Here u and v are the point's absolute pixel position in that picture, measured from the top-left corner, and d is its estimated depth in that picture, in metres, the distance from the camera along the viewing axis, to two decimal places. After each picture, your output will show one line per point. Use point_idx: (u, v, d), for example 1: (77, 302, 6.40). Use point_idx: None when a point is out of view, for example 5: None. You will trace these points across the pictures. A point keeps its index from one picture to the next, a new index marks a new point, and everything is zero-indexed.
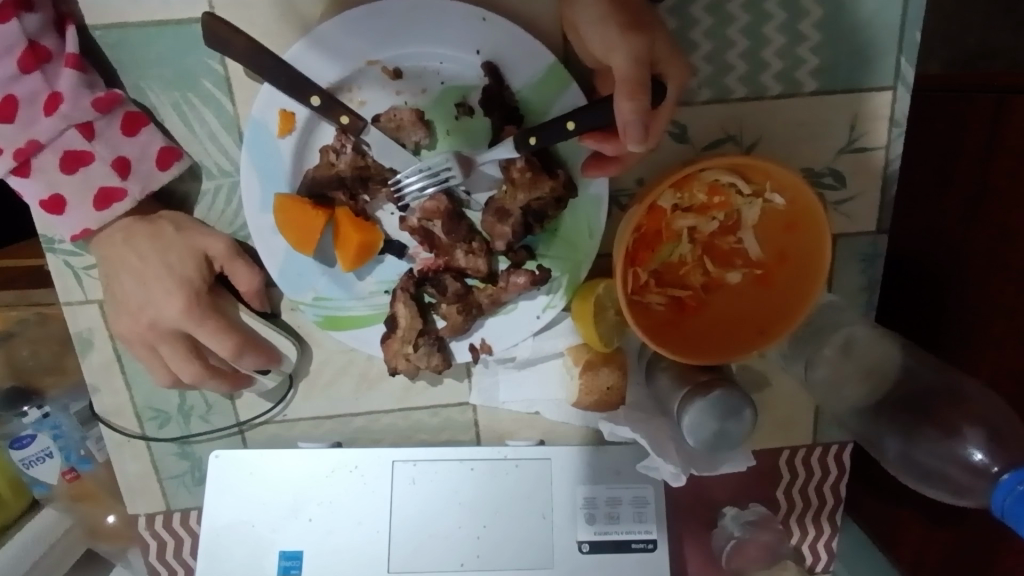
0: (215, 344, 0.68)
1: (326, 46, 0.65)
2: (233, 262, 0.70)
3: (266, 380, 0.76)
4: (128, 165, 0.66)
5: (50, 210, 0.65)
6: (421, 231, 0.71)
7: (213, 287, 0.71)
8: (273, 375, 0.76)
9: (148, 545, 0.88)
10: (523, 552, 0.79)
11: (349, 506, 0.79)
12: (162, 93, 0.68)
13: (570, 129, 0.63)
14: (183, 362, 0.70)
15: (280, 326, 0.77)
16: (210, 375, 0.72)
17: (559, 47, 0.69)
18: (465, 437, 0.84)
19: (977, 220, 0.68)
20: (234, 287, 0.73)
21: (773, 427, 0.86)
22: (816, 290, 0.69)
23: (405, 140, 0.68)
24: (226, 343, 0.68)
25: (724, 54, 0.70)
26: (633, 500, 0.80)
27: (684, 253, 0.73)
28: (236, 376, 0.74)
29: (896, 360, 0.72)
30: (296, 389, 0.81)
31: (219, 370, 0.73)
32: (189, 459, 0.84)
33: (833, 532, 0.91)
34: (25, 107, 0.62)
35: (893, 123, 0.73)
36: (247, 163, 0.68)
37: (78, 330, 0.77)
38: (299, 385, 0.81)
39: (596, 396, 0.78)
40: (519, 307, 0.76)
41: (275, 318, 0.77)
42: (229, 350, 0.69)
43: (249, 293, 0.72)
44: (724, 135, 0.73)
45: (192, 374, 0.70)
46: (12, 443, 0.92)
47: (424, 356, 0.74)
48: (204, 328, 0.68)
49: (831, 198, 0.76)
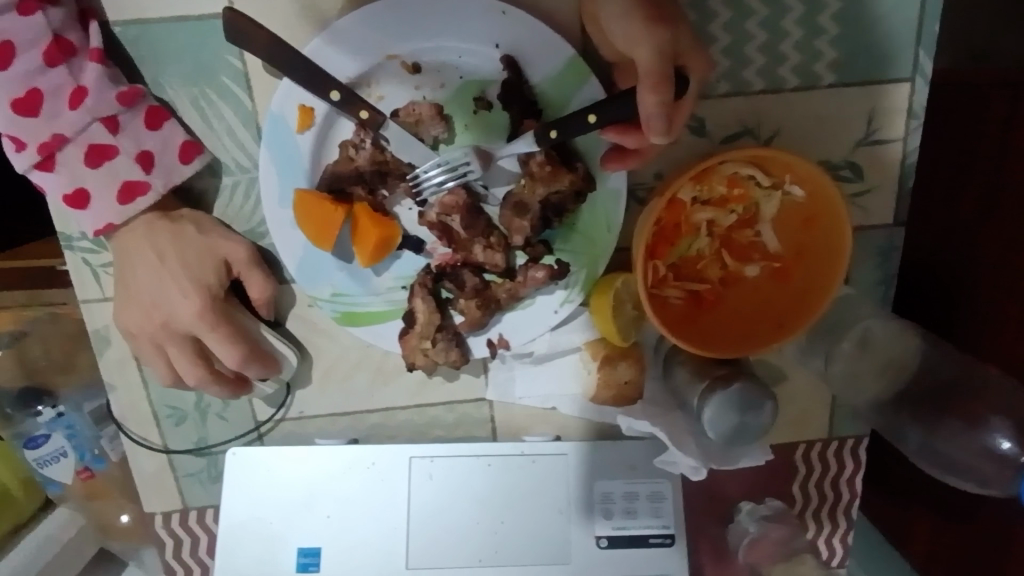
0: (222, 352, 0.68)
1: (345, 41, 0.65)
2: (250, 270, 0.71)
3: (266, 385, 0.77)
4: (151, 158, 0.66)
5: (72, 205, 0.65)
6: (439, 226, 0.71)
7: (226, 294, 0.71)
8: (271, 381, 0.77)
9: (164, 544, 0.88)
10: (540, 547, 0.78)
11: (365, 502, 0.79)
12: (181, 88, 0.68)
13: (591, 122, 0.63)
14: (189, 366, 0.70)
15: (283, 334, 0.78)
16: (213, 380, 0.71)
17: (578, 40, 0.69)
18: (481, 432, 0.84)
19: (989, 223, 0.68)
20: (246, 297, 0.74)
21: (788, 423, 0.85)
22: (836, 283, 0.69)
23: (423, 134, 0.68)
24: (232, 352, 0.68)
25: (743, 48, 0.70)
26: (650, 495, 0.80)
27: (702, 247, 0.73)
28: (238, 382, 0.74)
29: (914, 350, 0.74)
30: (293, 395, 0.81)
31: (222, 375, 0.72)
32: (206, 456, 0.84)
33: (849, 527, 0.90)
34: (50, 99, 0.62)
35: (911, 115, 0.74)
36: (265, 158, 0.68)
37: (95, 327, 0.77)
38: (296, 392, 0.81)
39: (613, 390, 0.79)
40: (536, 302, 0.76)
41: (278, 327, 0.78)
42: (235, 360, 0.68)
43: (260, 302, 0.72)
44: (742, 128, 0.73)
45: (197, 377, 0.70)
46: (26, 442, 0.90)
47: (442, 351, 0.74)
48: (214, 334, 0.67)
49: (848, 190, 0.76)
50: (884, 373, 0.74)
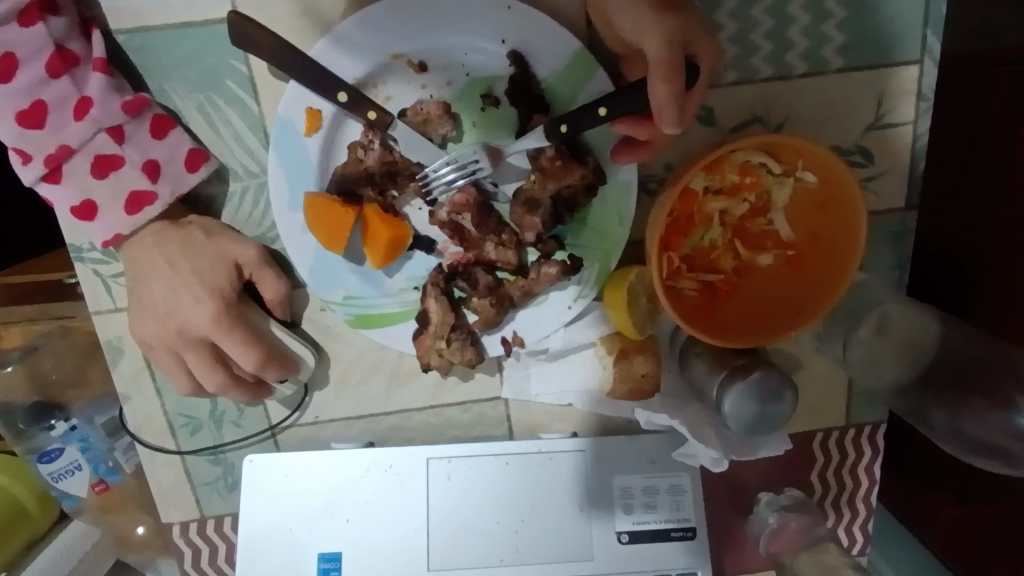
0: (240, 356, 0.67)
1: (351, 42, 0.65)
2: (262, 269, 0.70)
3: (285, 388, 0.76)
4: (158, 168, 0.66)
5: (80, 216, 0.65)
6: (451, 225, 0.71)
7: (240, 295, 0.70)
8: (289, 384, 0.76)
9: (183, 554, 0.87)
10: (562, 544, 0.78)
11: (384, 505, 0.78)
12: (187, 95, 0.68)
13: (601, 115, 0.63)
14: (207, 371, 0.69)
15: (299, 334, 0.77)
16: (233, 385, 0.71)
17: (584, 33, 0.68)
18: (498, 432, 0.84)
19: (1003, 198, 0.67)
20: (260, 296, 0.73)
21: (807, 411, 0.85)
22: (851, 268, 0.69)
23: (431, 133, 0.68)
24: (250, 355, 0.68)
25: (750, 35, 0.70)
26: (670, 489, 0.80)
27: (715, 237, 0.73)
28: (257, 386, 0.74)
29: (934, 333, 0.73)
30: (313, 395, 0.81)
31: (242, 380, 0.72)
32: (222, 465, 0.83)
33: (868, 513, 0.89)
34: (55, 111, 0.62)
35: (921, 97, 0.73)
36: (274, 163, 0.68)
37: (107, 338, 0.76)
38: (315, 393, 0.81)
39: (630, 384, 0.78)
40: (549, 299, 0.75)
41: (294, 328, 0.77)
42: (253, 362, 0.68)
43: (274, 303, 0.72)
44: (752, 117, 0.73)
45: (216, 383, 0.70)
46: (40, 457, 0.88)
47: (457, 350, 0.74)
48: (231, 337, 0.67)
49: (860, 175, 0.76)
50: (904, 356, 0.74)
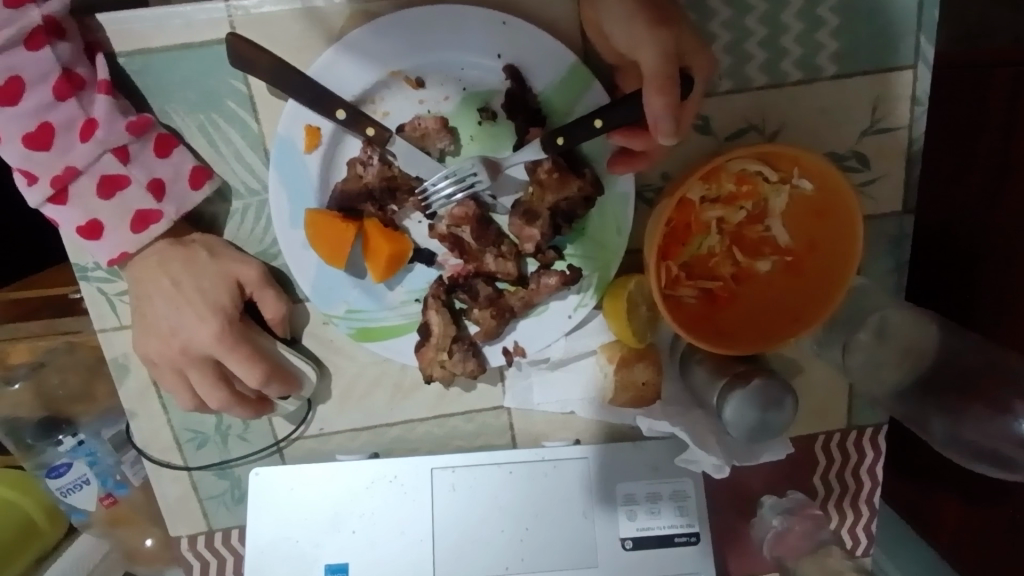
0: (243, 372, 0.68)
1: (351, 57, 0.65)
2: (264, 290, 0.71)
3: (288, 403, 0.76)
4: (163, 186, 0.67)
5: (86, 236, 0.66)
6: (451, 238, 0.71)
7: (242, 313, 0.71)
8: (292, 400, 0.77)
9: (191, 567, 0.88)
10: (567, 552, 0.79)
11: (389, 516, 0.79)
12: (187, 115, 0.69)
13: (597, 127, 0.64)
14: (211, 389, 0.70)
15: (300, 351, 0.78)
16: (236, 401, 0.71)
17: (579, 46, 0.69)
18: (501, 441, 0.84)
19: (1000, 199, 0.68)
20: (261, 315, 0.74)
21: (809, 414, 0.85)
22: (849, 273, 0.69)
23: (430, 147, 0.69)
24: (254, 371, 0.68)
25: (743, 44, 0.70)
26: (673, 494, 0.80)
27: (713, 245, 0.73)
28: (260, 402, 0.74)
29: (933, 336, 0.73)
30: (316, 410, 0.82)
31: (245, 397, 0.73)
32: (228, 478, 0.84)
33: (872, 514, 0.88)
34: (62, 134, 0.63)
35: (916, 102, 0.73)
36: (275, 180, 0.69)
37: (113, 356, 0.77)
38: (319, 407, 0.82)
39: (632, 393, 0.78)
40: (550, 309, 0.76)
41: (294, 344, 0.78)
42: (257, 379, 0.69)
43: (276, 320, 0.73)
44: (747, 124, 0.73)
45: (219, 400, 0.70)
46: (49, 472, 0.88)
47: (460, 362, 0.74)
48: (234, 355, 0.67)
49: (857, 180, 0.76)
50: (904, 361, 0.74)
